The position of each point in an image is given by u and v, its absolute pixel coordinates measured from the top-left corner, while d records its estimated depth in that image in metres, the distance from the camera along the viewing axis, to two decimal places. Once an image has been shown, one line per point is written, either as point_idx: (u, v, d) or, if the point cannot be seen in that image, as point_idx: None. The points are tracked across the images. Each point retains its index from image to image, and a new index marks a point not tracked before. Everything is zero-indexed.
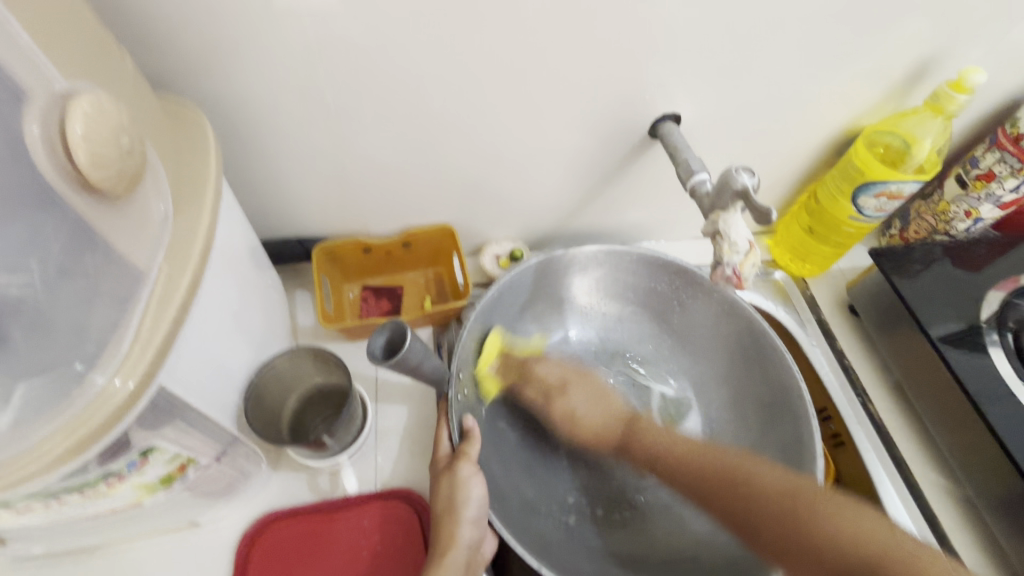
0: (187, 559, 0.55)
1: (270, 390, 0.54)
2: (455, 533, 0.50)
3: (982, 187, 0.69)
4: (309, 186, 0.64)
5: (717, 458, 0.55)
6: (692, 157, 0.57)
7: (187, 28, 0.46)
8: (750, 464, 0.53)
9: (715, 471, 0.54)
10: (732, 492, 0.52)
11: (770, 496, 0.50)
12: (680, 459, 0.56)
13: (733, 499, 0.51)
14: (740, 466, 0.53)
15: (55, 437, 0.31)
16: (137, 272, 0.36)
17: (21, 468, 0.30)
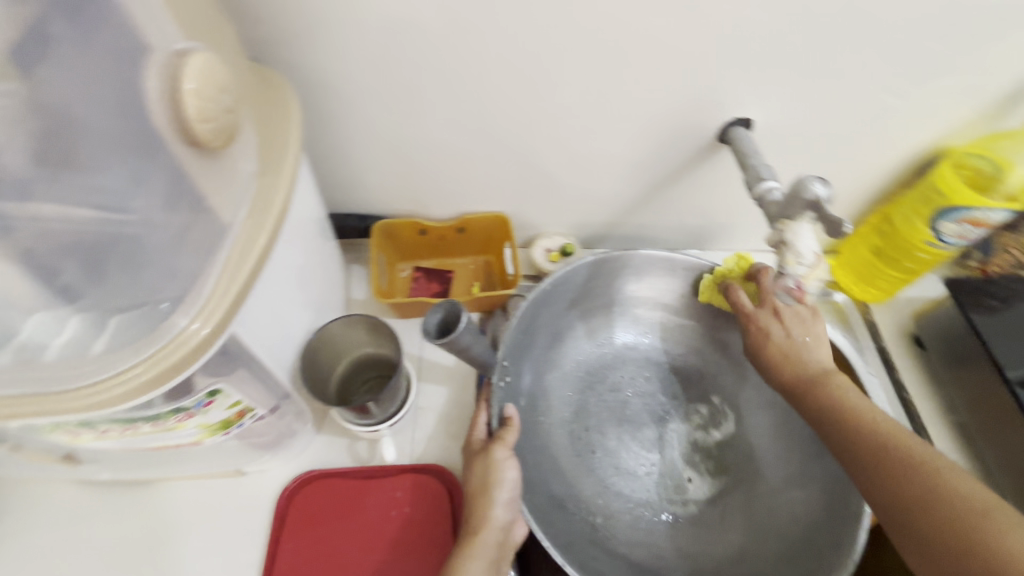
0: (233, 503, 0.58)
1: (323, 353, 0.56)
2: (488, 515, 0.49)
3: None
4: (376, 164, 0.67)
5: (931, 458, 0.41)
6: (761, 164, 0.56)
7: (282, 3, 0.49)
8: (875, 410, 0.46)
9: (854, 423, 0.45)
10: (848, 427, 0.45)
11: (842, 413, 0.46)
12: (794, 371, 0.51)
13: (887, 451, 0.42)
14: (885, 426, 0.44)
15: (139, 366, 0.34)
16: (222, 225, 0.38)
17: (109, 389, 0.33)
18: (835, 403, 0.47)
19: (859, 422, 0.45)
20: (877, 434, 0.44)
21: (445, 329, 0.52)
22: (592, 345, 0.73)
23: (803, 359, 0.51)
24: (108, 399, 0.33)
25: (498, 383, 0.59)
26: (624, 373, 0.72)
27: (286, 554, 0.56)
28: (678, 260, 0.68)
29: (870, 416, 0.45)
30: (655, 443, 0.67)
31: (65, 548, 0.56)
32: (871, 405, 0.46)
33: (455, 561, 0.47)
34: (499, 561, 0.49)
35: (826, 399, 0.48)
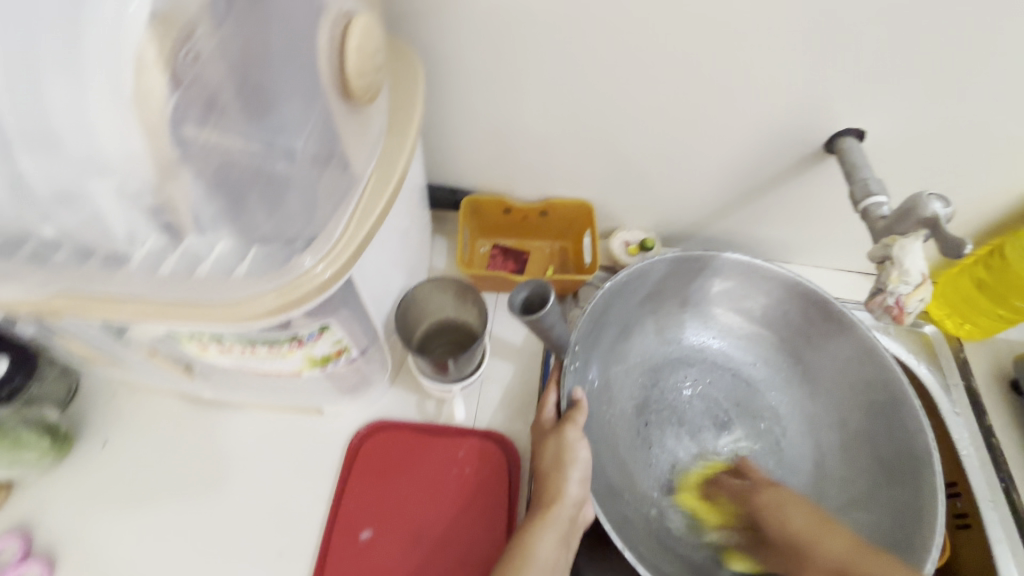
0: (310, 438, 0.63)
1: (415, 311, 0.60)
2: (561, 491, 0.50)
3: None
4: (475, 140, 0.69)
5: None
6: (872, 177, 0.54)
7: None
8: (823, 538, 0.52)
9: (802, 533, 0.53)
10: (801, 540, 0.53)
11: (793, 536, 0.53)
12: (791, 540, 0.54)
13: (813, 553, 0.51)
14: (806, 532, 0.53)
15: (269, 294, 0.38)
16: (355, 173, 0.42)
17: (241, 310, 0.38)
18: (780, 526, 0.55)
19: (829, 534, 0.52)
20: (806, 541, 0.52)
21: (529, 307, 0.54)
22: (658, 341, 0.73)
23: (786, 523, 0.55)
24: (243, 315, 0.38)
25: (569, 365, 0.60)
26: (688, 374, 0.71)
27: (353, 490, 0.59)
28: (760, 268, 0.67)
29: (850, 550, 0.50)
30: (713, 447, 0.67)
31: (156, 453, 0.61)
32: (802, 518, 0.54)
33: (528, 530, 0.48)
34: (569, 537, 0.49)
35: (795, 526, 0.54)
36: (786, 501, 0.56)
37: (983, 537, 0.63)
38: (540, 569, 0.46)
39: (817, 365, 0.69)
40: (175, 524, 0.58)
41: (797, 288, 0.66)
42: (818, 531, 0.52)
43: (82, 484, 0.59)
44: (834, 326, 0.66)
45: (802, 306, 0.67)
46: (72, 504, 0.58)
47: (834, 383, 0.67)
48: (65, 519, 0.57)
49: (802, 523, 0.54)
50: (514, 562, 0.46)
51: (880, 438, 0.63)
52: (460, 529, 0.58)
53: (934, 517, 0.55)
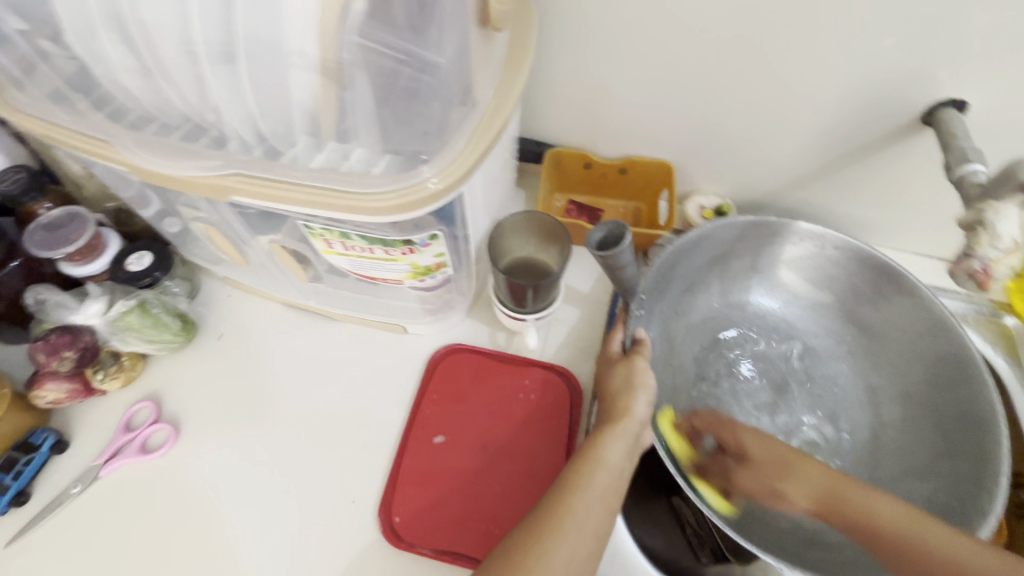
0: (393, 353, 0.69)
1: (500, 238, 0.63)
2: (628, 408, 0.54)
3: None
4: (566, 95, 0.73)
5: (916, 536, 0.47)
6: (971, 147, 0.54)
7: None
8: (875, 504, 0.49)
9: (882, 529, 0.48)
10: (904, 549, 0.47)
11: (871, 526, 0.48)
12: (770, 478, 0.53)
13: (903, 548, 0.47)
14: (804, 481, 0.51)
15: (392, 194, 0.43)
16: (475, 98, 0.46)
17: (370, 203, 0.43)
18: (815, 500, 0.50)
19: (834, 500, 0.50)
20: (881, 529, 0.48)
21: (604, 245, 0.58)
22: (723, 302, 0.74)
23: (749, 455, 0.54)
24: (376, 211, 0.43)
25: (635, 312, 0.63)
26: (750, 334, 0.74)
27: (429, 402, 0.65)
28: (836, 239, 0.67)
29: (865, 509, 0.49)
30: (769, 406, 0.69)
31: (263, 349, 0.70)
32: (829, 478, 0.50)
33: (599, 438, 0.52)
34: (636, 451, 0.53)
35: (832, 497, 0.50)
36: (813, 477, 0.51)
37: None
38: (611, 473, 0.51)
39: (885, 338, 0.69)
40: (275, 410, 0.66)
41: (872, 260, 0.66)
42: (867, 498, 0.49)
43: (200, 367, 0.69)
44: (908, 300, 0.65)
45: (876, 279, 0.67)
46: (191, 382, 0.67)
47: (901, 357, 0.67)
48: (185, 393, 0.67)
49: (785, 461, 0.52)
50: (585, 464, 0.51)
51: (945, 411, 0.62)
52: (522, 445, 0.63)
53: (996, 487, 0.54)
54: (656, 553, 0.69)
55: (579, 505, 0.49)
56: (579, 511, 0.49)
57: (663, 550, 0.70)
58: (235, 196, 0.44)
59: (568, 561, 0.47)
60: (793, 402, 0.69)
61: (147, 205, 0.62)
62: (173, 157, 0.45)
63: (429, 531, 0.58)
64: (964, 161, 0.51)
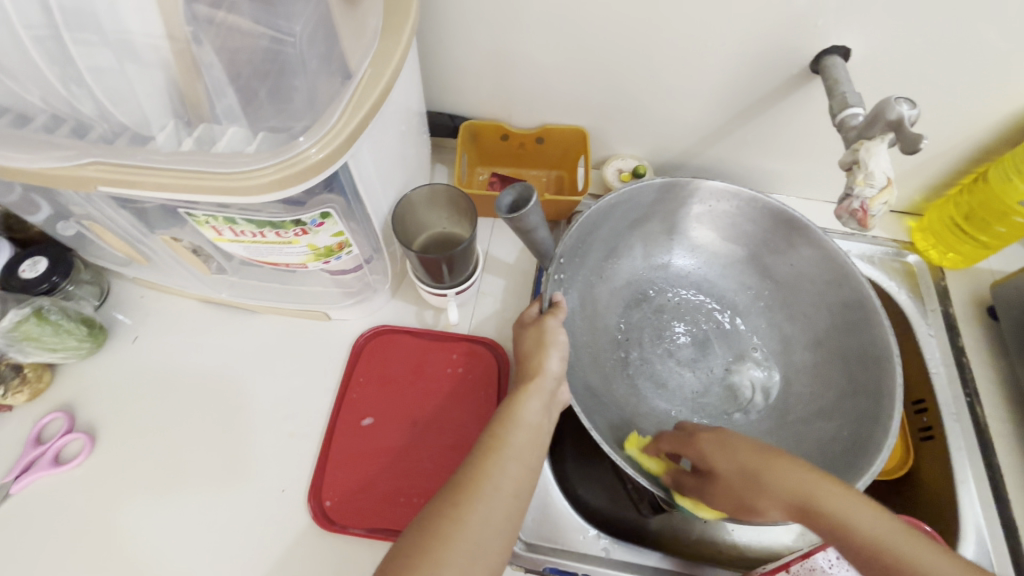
0: (318, 340, 0.69)
1: (409, 216, 0.63)
2: (542, 364, 0.54)
3: None
4: (473, 65, 0.72)
5: (878, 537, 0.43)
6: (851, 91, 0.56)
7: None
8: (854, 513, 0.44)
9: (874, 550, 0.43)
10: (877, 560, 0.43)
11: (854, 544, 0.44)
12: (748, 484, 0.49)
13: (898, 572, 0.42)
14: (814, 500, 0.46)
15: (272, 168, 0.42)
16: (350, 71, 0.46)
17: (246, 180, 0.42)
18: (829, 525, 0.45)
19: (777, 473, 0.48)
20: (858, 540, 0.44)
21: (516, 208, 0.57)
22: (645, 264, 0.76)
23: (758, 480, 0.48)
24: (251, 188, 0.42)
25: (552, 275, 0.63)
26: (673, 296, 0.75)
27: (356, 386, 0.65)
28: (745, 195, 0.69)
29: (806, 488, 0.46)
30: (689, 361, 0.71)
31: (182, 349, 0.68)
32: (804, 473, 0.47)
33: (515, 399, 0.51)
34: (551, 407, 0.53)
35: (817, 504, 0.45)
36: (846, 502, 0.45)
37: (944, 446, 0.67)
38: (529, 431, 0.49)
39: (797, 289, 0.71)
40: (198, 409, 0.64)
41: (777, 212, 0.68)
42: (814, 485, 0.46)
43: (115, 373, 0.66)
44: (813, 248, 0.68)
45: (783, 231, 0.69)
46: (107, 389, 0.65)
47: (811, 305, 0.70)
48: (102, 402, 0.64)
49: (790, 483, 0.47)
50: (503, 424, 0.49)
51: (850, 353, 0.65)
52: (450, 417, 0.64)
53: (892, 415, 0.58)
54: (596, 509, 0.72)
55: (495, 468, 0.46)
56: (496, 471, 0.46)
57: (605, 505, 0.72)
58: (99, 186, 0.42)
59: (483, 526, 0.43)
60: (712, 355, 0.71)
61: (36, 208, 0.56)
62: (21, 149, 0.41)
63: (361, 511, 0.58)
64: (844, 106, 0.54)
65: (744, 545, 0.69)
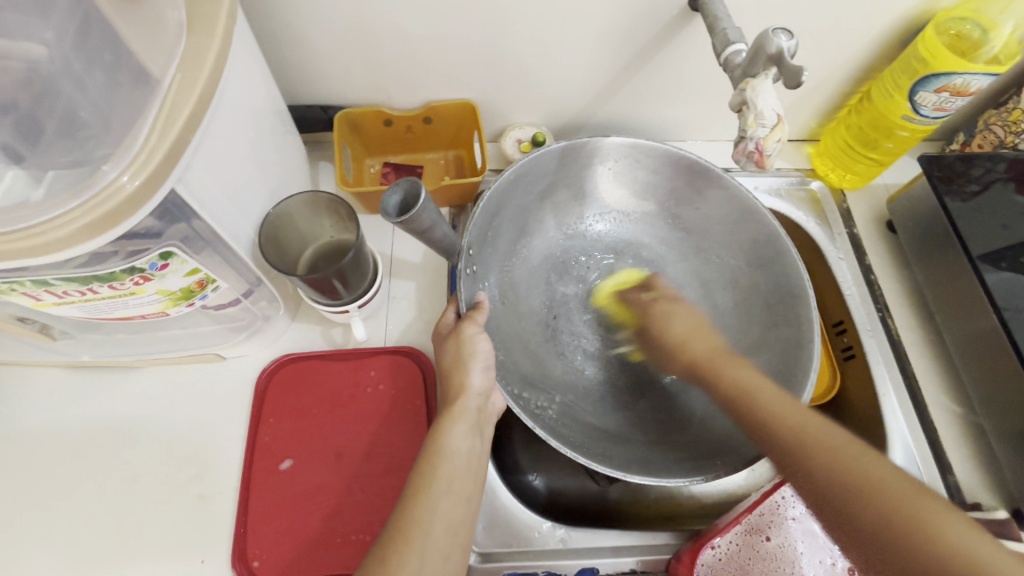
0: (214, 384, 0.61)
1: (283, 233, 0.55)
2: (463, 382, 0.51)
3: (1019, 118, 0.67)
4: (333, 47, 0.63)
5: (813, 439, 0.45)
6: (731, 26, 0.53)
7: None
8: (762, 389, 0.50)
9: (840, 456, 0.44)
10: (860, 492, 0.42)
11: (865, 483, 0.42)
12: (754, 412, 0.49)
13: (854, 496, 0.42)
14: (817, 449, 0.45)
15: (76, 211, 0.34)
16: (152, 79, 0.38)
17: (44, 233, 0.33)
18: (831, 463, 0.44)
19: (756, 394, 0.50)
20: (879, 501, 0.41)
21: (405, 208, 0.52)
22: (563, 233, 0.72)
23: (759, 406, 0.49)
24: (52, 242, 0.33)
25: (464, 270, 0.59)
26: (594, 264, 0.72)
27: (267, 427, 0.59)
28: (645, 145, 0.65)
29: (767, 405, 0.49)
30: (622, 327, 0.69)
31: (54, 426, 0.59)
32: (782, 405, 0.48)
33: (439, 428, 0.49)
34: (481, 425, 0.51)
35: (840, 459, 0.44)
36: (752, 381, 0.51)
37: (865, 364, 0.69)
38: (458, 459, 0.48)
39: (710, 232, 0.70)
40: (85, 492, 0.56)
41: (678, 159, 0.66)
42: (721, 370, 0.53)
43: None
44: (716, 188, 0.66)
45: (686, 176, 0.67)
46: None
47: (725, 245, 0.69)
48: None
49: (780, 410, 0.48)
50: (429, 461, 0.47)
51: (767, 286, 0.65)
52: (380, 439, 0.59)
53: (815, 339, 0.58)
54: (554, 494, 0.70)
55: (427, 509, 0.45)
56: (427, 513, 0.44)
57: (559, 488, 0.70)
58: None
59: None
60: None
61: None
62: None
63: (295, 563, 0.53)
64: (726, 43, 0.51)
65: (701, 493, 0.70)
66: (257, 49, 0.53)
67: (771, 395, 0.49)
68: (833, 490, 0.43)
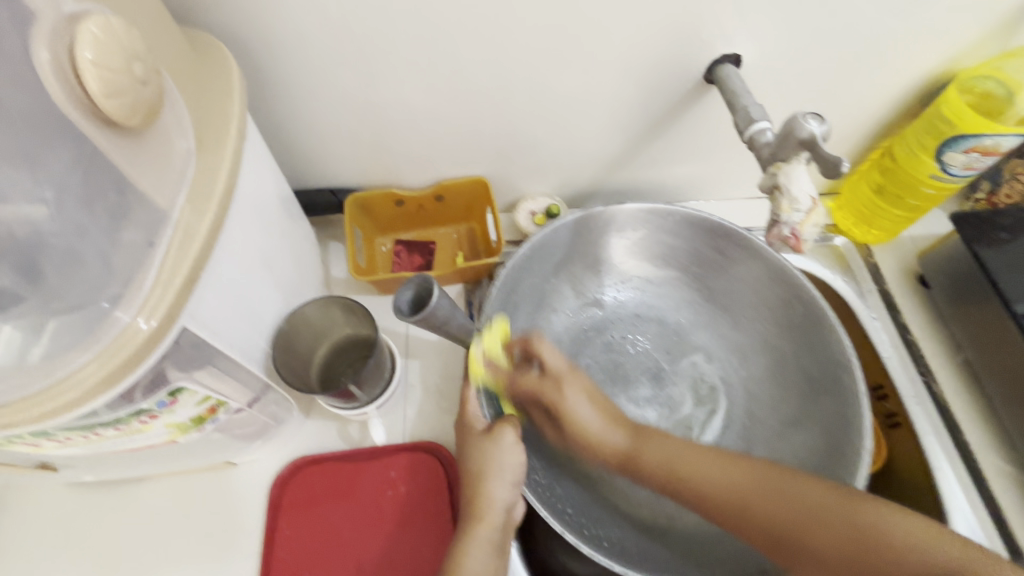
0: (225, 495, 0.57)
1: (303, 337, 0.54)
2: (490, 495, 0.49)
3: None
4: (342, 134, 0.62)
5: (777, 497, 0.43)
6: (753, 103, 0.51)
7: None
8: (702, 465, 0.46)
9: (706, 489, 0.45)
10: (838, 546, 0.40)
11: (789, 509, 0.43)
12: (712, 487, 0.45)
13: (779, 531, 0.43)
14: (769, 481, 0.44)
15: (89, 364, 0.32)
16: (158, 213, 0.35)
17: (60, 393, 0.31)
18: (706, 487, 0.46)
19: (723, 466, 0.46)
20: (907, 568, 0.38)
21: (418, 304, 0.49)
22: (580, 304, 0.69)
23: (686, 471, 0.47)
24: (65, 404, 0.31)
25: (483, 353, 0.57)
26: (614, 333, 0.69)
27: (284, 539, 0.55)
28: (661, 212, 0.64)
29: (713, 471, 0.46)
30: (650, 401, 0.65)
31: (57, 549, 0.55)
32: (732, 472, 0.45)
33: (458, 549, 0.47)
34: (502, 544, 0.49)
35: (692, 468, 0.47)
36: (696, 458, 0.47)
37: (913, 433, 0.65)
38: None
39: (736, 296, 0.67)
40: None
41: (698, 223, 0.64)
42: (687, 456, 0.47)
43: None
44: (740, 252, 0.63)
45: (707, 241, 0.65)
46: None
47: (753, 311, 0.66)
48: None
49: (745, 484, 0.45)
50: None
51: (805, 357, 0.62)
52: (406, 548, 0.55)
53: (861, 415, 0.55)
54: None
55: None
56: None
57: None
58: None
59: None
60: (670, 386, 0.66)
61: None
62: None
63: None
64: (750, 121, 0.49)
65: None
66: (266, 148, 0.52)
67: (735, 464, 0.46)
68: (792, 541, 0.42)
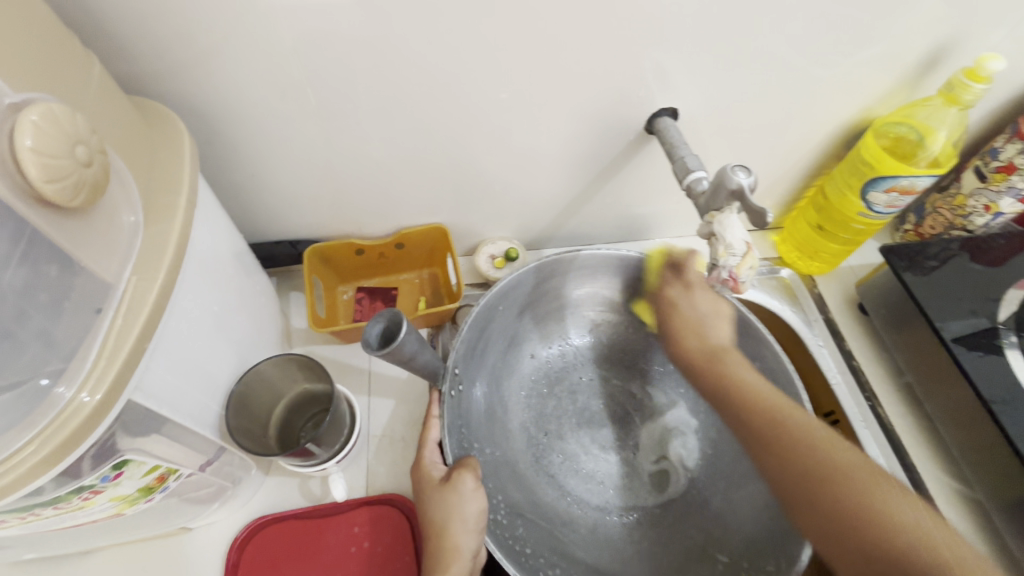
0: (178, 564, 0.55)
1: (260, 398, 0.54)
2: (457, 544, 0.49)
3: (963, 202, 0.70)
4: (299, 189, 0.63)
5: (830, 449, 0.44)
6: (690, 154, 0.54)
7: (154, 42, 0.45)
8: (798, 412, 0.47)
9: (791, 422, 0.47)
10: (833, 499, 0.42)
11: (829, 469, 0.43)
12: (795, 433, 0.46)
13: (828, 473, 0.43)
14: (825, 447, 0.44)
15: (30, 444, 0.31)
16: (104, 285, 0.35)
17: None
18: (770, 426, 0.47)
19: (777, 413, 0.47)
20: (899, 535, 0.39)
21: (387, 339, 0.49)
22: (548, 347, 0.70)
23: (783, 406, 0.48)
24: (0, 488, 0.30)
25: (448, 392, 0.57)
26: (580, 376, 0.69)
27: None
28: (632, 260, 0.66)
29: (787, 418, 0.47)
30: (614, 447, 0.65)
31: None
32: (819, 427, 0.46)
33: None
34: None
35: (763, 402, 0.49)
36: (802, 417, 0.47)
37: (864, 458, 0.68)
38: None
39: None
40: None
41: None
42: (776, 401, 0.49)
43: None
44: None
45: None
46: None
47: None
48: None
49: (811, 439, 0.45)
50: None
51: None
52: None
53: None
54: None
55: None
56: None
57: None
58: None
59: None
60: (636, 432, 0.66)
61: None
62: None
63: None
64: (687, 172, 0.51)
65: None
66: (221, 209, 0.52)
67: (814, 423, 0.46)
68: (823, 481, 0.43)
